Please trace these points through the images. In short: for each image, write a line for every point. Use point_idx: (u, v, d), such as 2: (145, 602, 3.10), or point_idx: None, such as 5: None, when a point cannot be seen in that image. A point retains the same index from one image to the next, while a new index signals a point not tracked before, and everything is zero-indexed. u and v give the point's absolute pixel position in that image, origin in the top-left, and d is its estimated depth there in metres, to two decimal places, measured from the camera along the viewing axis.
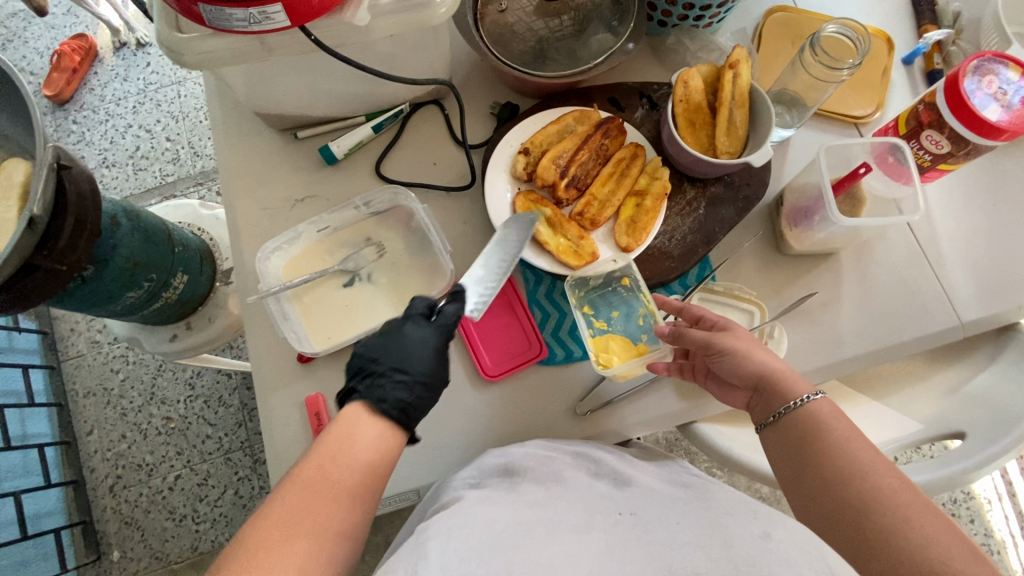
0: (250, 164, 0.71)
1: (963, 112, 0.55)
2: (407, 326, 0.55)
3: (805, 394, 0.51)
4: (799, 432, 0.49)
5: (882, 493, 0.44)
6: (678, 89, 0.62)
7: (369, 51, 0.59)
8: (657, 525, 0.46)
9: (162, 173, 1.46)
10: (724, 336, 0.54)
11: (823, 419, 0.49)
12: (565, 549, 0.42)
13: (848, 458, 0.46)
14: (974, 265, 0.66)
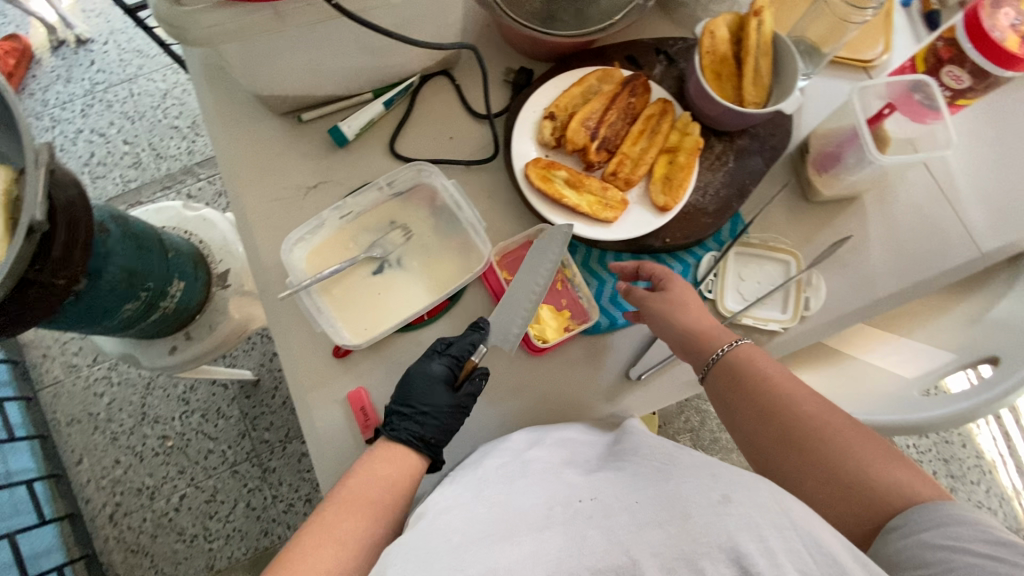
0: (254, 154, 0.66)
1: (986, 45, 0.56)
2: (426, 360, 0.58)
3: (728, 341, 0.56)
4: (727, 380, 0.54)
5: (808, 421, 0.50)
6: (705, 40, 0.60)
7: (383, 18, 0.55)
8: (614, 504, 0.45)
9: (124, 181, 1.35)
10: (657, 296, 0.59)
11: (747, 359, 0.54)
12: (517, 553, 0.40)
13: (779, 397, 0.52)
14: (990, 196, 0.69)
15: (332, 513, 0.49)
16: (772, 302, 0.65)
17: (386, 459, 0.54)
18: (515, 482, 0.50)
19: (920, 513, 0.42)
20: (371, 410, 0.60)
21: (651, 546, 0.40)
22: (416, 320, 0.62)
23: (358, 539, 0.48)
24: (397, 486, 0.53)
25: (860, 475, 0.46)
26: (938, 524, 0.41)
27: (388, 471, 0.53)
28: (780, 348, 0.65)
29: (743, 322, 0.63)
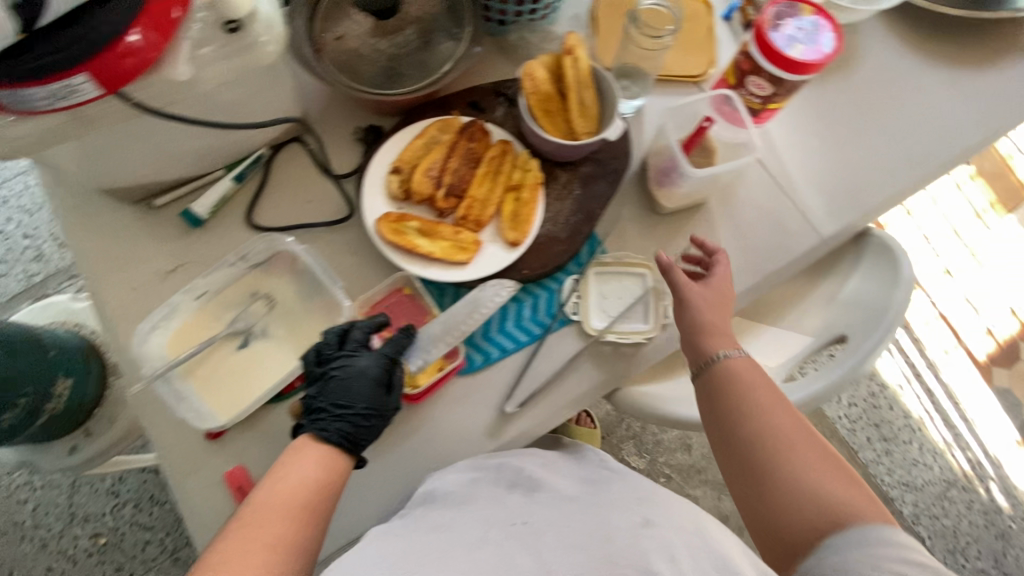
0: (109, 246, 0.66)
1: (774, 57, 0.60)
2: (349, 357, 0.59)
3: (724, 349, 0.63)
4: (721, 376, 0.62)
5: (784, 437, 0.59)
6: (526, 83, 0.64)
7: (204, 105, 0.57)
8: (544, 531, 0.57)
9: (26, 277, 1.31)
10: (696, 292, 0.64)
11: (737, 373, 0.62)
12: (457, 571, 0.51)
13: (761, 415, 0.61)
14: (822, 186, 0.74)
15: (253, 514, 0.50)
16: (635, 315, 0.68)
17: (309, 454, 0.54)
18: (456, 506, 0.58)
19: (853, 530, 0.52)
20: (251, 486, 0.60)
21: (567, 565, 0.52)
22: (288, 387, 0.62)
23: (290, 537, 0.49)
24: (315, 481, 0.53)
25: (822, 493, 0.55)
26: (871, 542, 0.51)
27: (311, 467, 0.54)
28: (649, 358, 0.67)
29: (608, 338, 0.66)
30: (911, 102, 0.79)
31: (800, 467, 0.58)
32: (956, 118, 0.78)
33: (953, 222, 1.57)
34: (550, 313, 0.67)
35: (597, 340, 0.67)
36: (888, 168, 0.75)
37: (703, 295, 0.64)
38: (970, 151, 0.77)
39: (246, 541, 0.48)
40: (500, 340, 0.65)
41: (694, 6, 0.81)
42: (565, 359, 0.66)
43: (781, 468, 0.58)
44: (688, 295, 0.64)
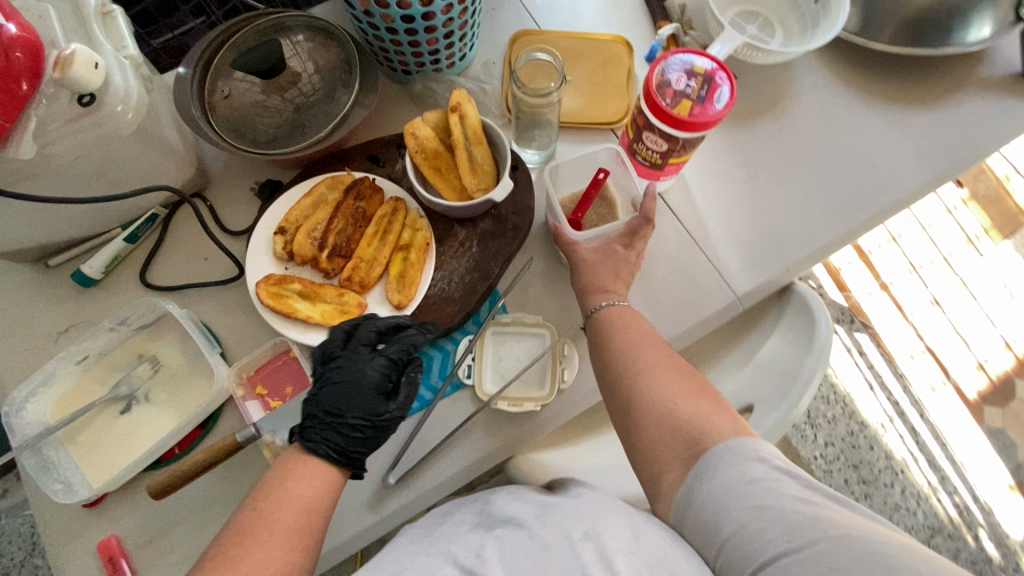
0: (1, 306, 0.66)
1: (665, 116, 0.57)
2: (370, 358, 0.57)
3: (608, 297, 0.61)
4: (594, 337, 0.59)
5: (658, 360, 0.55)
6: (409, 142, 0.62)
7: (74, 171, 0.56)
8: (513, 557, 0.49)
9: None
10: (592, 252, 0.63)
11: (620, 311, 0.60)
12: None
13: (631, 326, 0.58)
14: (740, 239, 0.70)
15: (234, 550, 0.44)
16: (532, 379, 0.65)
17: (298, 475, 0.50)
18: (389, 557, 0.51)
19: (716, 450, 0.49)
20: (121, 559, 0.58)
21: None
22: (166, 454, 0.61)
23: (283, 563, 0.45)
24: (311, 508, 0.49)
25: (680, 412, 0.51)
26: (737, 466, 0.47)
27: (311, 487, 0.50)
28: (545, 424, 0.64)
29: (498, 405, 0.63)
30: (843, 147, 0.75)
31: (666, 372, 0.55)
32: (891, 163, 0.74)
33: (943, 249, 1.49)
34: (443, 377, 0.65)
35: (489, 406, 0.64)
36: (813, 219, 0.71)
37: (598, 253, 0.63)
38: (906, 199, 0.73)
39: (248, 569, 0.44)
40: None
41: (614, 48, 0.78)
42: (455, 426, 0.63)
43: (640, 368, 0.55)
44: (582, 257, 0.63)
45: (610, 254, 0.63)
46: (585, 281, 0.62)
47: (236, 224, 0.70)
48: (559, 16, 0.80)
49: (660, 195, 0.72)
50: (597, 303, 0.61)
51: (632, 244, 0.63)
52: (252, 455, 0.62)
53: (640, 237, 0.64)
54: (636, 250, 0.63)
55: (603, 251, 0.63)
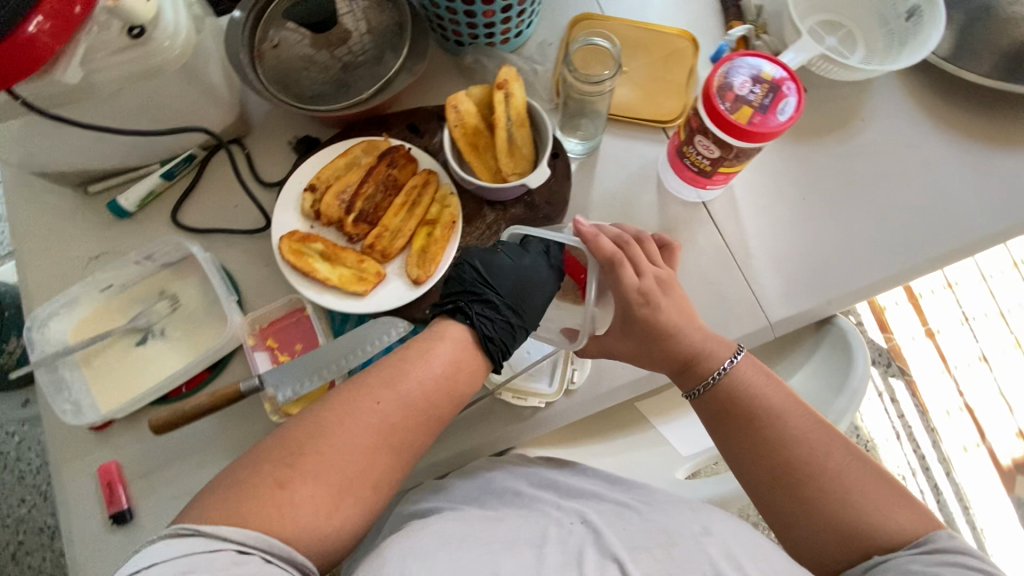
0: (41, 225, 0.68)
1: (722, 121, 0.53)
2: (522, 257, 0.60)
3: (727, 360, 0.56)
4: (725, 400, 0.55)
5: (795, 433, 0.52)
6: (449, 115, 0.60)
7: (118, 103, 0.57)
8: (606, 533, 0.53)
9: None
10: (626, 342, 0.58)
11: (743, 381, 0.55)
12: (522, 561, 0.48)
13: (757, 396, 0.54)
14: (782, 264, 0.66)
15: (365, 392, 0.50)
16: (539, 374, 0.63)
17: (449, 344, 0.54)
18: (475, 514, 0.55)
19: (901, 547, 0.47)
20: (119, 484, 0.60)
21: (640, 563, 0.48)
22: (173, 391, 0.62)
23: (375, 464, 0.48)
24: (438, 380, 0.52)
25: (863, 515, 0.48)
26: (936, 554, 0.45)
27: (451, 353, 0.54)
28: (546, 423, 0.63)
29: (502, 396, 0.62)
30: (912, 180, 0.69)
31: (804, 449, 0.51)
32: (963, 204, 0.68)
33: (1002, 303, 1.39)
34: None
35: (492, 396, 0.62)
36: (867, 253, 0.66)
37: (632, 341, 0.58)
38: (974, 245, 0.67)
39: (362, 418, 0.48)
40: None
41: (679, 44, 0.73)
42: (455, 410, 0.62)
43: (775, 449, 0.52)
44: (620, 353, 0.59)
45: (642, 337, 0.57)
46: (664, 366, 0.58)
47: (270, 175, 0.70)
48: (625, 4, 0.76)
49: (704, 204, 0.68)
50: (723, 359, 0.56)
51: (644, 303, 0.56)
52: (253, 405, 0.62)
53: (645, 294, 0.56)
54: (657, 313, 0.56)
55: (629, 333, 0.58)
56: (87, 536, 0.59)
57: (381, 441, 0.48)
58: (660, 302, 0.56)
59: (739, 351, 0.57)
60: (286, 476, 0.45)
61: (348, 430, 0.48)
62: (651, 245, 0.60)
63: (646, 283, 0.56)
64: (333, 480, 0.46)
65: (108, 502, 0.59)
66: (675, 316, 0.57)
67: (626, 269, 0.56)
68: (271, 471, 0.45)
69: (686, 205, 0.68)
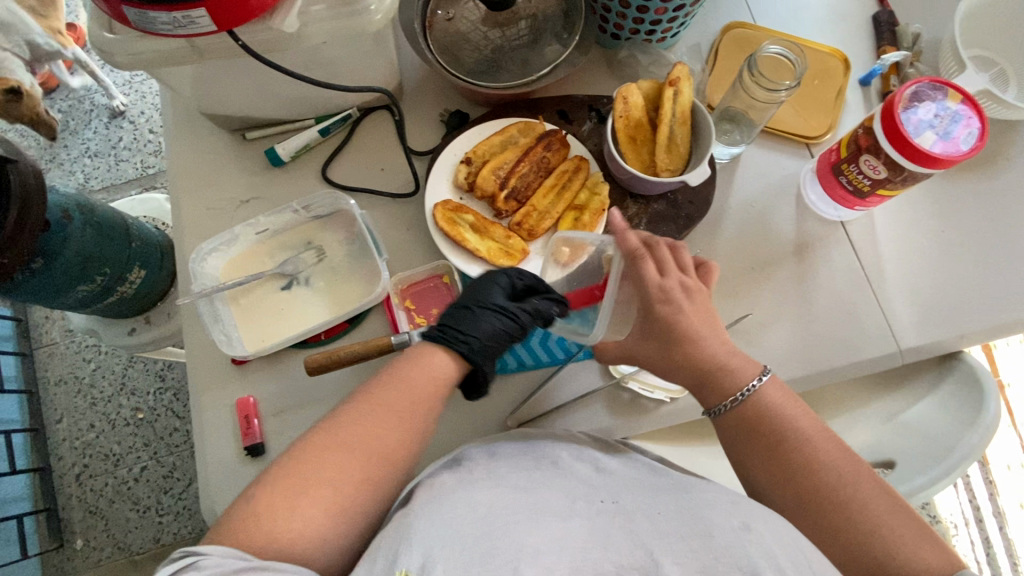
0: (197, 164, 0.70)
1: (900, 143, 0.54)
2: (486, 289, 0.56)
3: (754, 380, 0.52)
4: (750, 419, 0.51)
5: (817, 461, 0.48)
6: (618, 105, 0.62)
7: (307, 57, 0.59)
8: (638, 515, 0.46)
9: (86, 177, 1.30)
10: (648, 343, 0.53)
11: (769, 405, 0.51)
12: (546, 537, 0.42)
13: (781, 420, 0.50)
14: (916, 292, 0.66)
15: (335, 425, 0.47)
16: None
17: (442, 357, 0.51)
18: (511, 480, 0.49)
19: None
20: (255, 419, 0.62)
21: (674, 554, 0.42)
22: (313, 337, 0.64)
23: (354, 483, 0.45)
24: (428, 391, 0.50)
25: (890, 552, 0.45)
26: None
27: (443, 369, 0.51)
28: (667, 418, 0.64)
29: (628, 385, 0.63)
30: None
31: (828, 476, 0.48)
32: None
33: None
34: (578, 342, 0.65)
35: (618, 385, 0.63)
36: (1002, 292, 0.66)
37: (653, 343, 0.53)
38: None
39: (337, 447, 0.46)
40: (519, 352, 0.64)
41: (830, 62, 0.74)
42: (580, 393, 0.64)
43: (799, 477, 0.48)
44: (642, 357, 0.53)
45: (665, 337, 0.52)
46: (687, 380, 0.53)
47: (417, 144, 0.72)
48: (778, 17, 0.76)
49: (842, 224, 0.68)
50: (750, 379, 0.52)
51: (666, 300, 0.52)
52: (387, 362, 0.64)
53: (666, 291, 0.51)
54: (676, 313, 0.51)
55: (650, 335, 0.53)
56: (219, 465, 0.62)
57: (371, 457, 0.46)
58: (681, 304, 0.52)
59: (764, 372, 0.52)
60: (278, 504, 0.42)
61: (337, 447, 0.46)
62: (687, 254, 0.54)
63: (669, 281, 0.52)
64: (329, 494, 0.44)
65: (245, 434, 0.61)
66: (699, 319, 0.52)
67: (648, 262, 0.52)
68: (258, 502, 0.43)
69: (824, 223, 0.69)
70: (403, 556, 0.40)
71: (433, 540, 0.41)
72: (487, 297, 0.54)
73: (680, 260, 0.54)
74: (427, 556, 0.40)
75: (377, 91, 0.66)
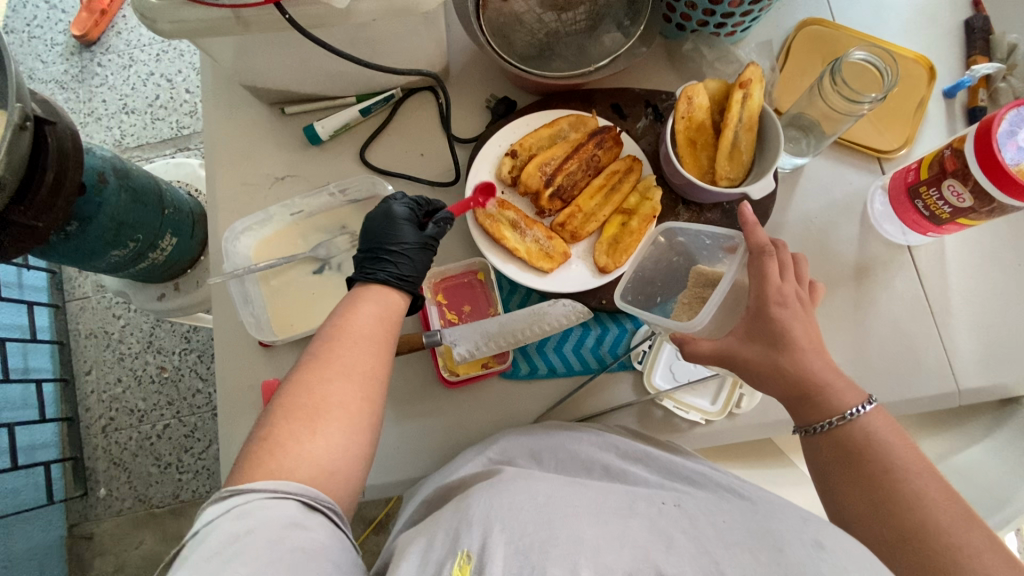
0: (235, 136, 0.68)
1: (995, 173, 0.49)
2: (402, 221, 0.55)
3: (854, 408, 0.46)
4: (845, 449, 0.45)
5: (923, 501, 0.41)
6: (681, 105, 0.57)
7: (354, 35, 0.55)
8: (701, 521, 0.39)
9: (122, 134, 1.30)
10: (753, 345, 0.48)
11: (872, 434, 0.45)
12: (606, 533, 0.37)
13: (884, 452, 0.44)
14: (983, 330, 0.61)
15: (321, 367, 0.42)
16: (703, 389, 0.61)
17: (368, 300, 0.49)
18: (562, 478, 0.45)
19: None
20: None
21: (740, 564, 0.35)
22: None
23: (366, 411, 0.43)
24: (389, 321, 0.49)
25: None
26: None
27: (382, 310, 0.49)
28: (702, 439, 0.61)
29: (663, 402, 0.60)
30: None
31: (934, 522, 0.40)
32: None
33: None
34: (613, 353, 0.62)
35: (652, 401, 0.61)
36: None
37: (758, 346, 0.47)
38: None
39: (340, 384, 0.42)
40: (550, 358, 0.61)
41: (914, 69, 0.67)
42: (612, 405, 0.61)
43: (894, 515, 0.41)
44: (743, 360, 0.48)
45: (772, 341, 0.47)
46: (775, 392, 0.48)
47: (461, 129, 0.69)
48: (860, 16, 0.70)
49: (910, 249, 0.64)
50: (850, 405, 0.46)
51: (783, 303, 0.47)
52: (416, 357, 0.62)
53: (785, 295, 0.48)
54: (792, 318, 0.47)
55: (756, 336, 0.48)
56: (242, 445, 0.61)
57: (368, 389, 0.43)
58: (797, 309, 0.48)
59: (868, 401, 0.47)
60: (290, 437, 0.39)
61: (337, 379, 0.42)
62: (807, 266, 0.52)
63: (788, 286, 0.48)
64: (338, 441, 0.40)
65: None
66: (808, 333, 0.48)
67: (774, 261, 0.49)
68: (272, 437, 0.39)
69: (889, 246, 0.64)
70: (465, 536, 0.38)
71: (492, 519, 0.39)
72: (401, 238, 0.54)
73: (798, 272, 0.52)
74: (486, 536, 0.37)
75: (423, 74, 0.64)
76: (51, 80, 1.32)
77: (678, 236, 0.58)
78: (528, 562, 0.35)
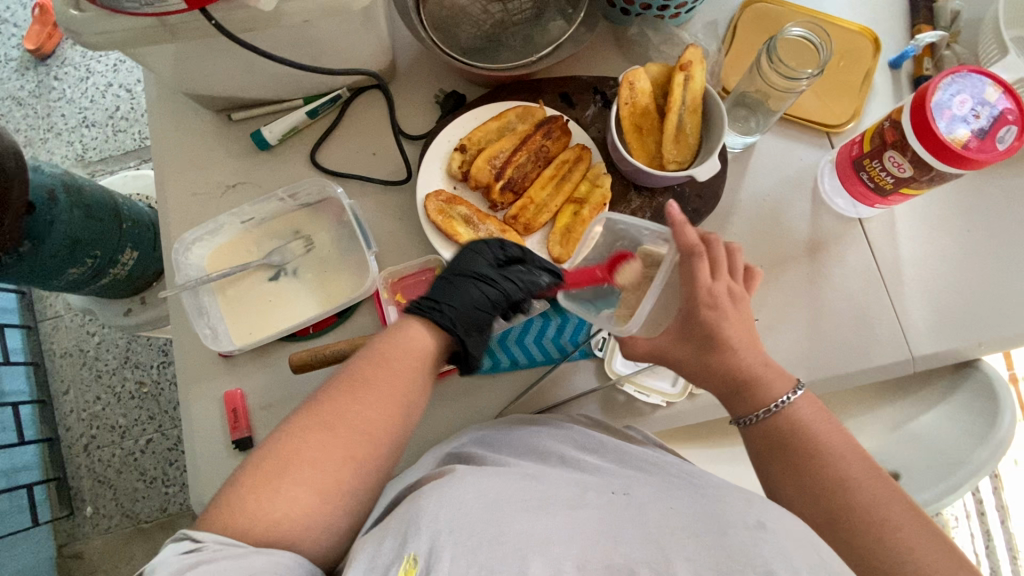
0: (183, 146, 0.67)
1: (930, 143, 0.50)
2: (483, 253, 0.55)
3: (783, 397, 0.48)
4: (778, 437, 0.47)
5: (847, 483, 0.44)
6: (623, 91, 0.57)
7: (289, 38, 0.55)
8: (649, 509, 0.40)
9: (84, 148, 1.28)
10: (682, 345, 0.49)
11: (800, 423, 0.47)
12: (554, 527, 0.38)
13: (812, 439, 0.46)
14: (935, 298, 0.62)
15: (323, 410, 0.45)
16: (663, 372, 0.61)
17: (407, 334, 0.50)
18: (517, 469, 0.45)
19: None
20: (243, 412, 0.60)
21: (685, 551, 0.36)
22: (303, 330, 0.62)
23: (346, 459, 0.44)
24: (413, 365, 0.49)
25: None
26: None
27: (423, 344, 0.50)
28: (663, 421, 0.62)
29: (624, 387, 0.61)
30: None
31: (859, 501, 0.43)
32: None
33: None
34: (574, 341, 0.62)
35: (614, 386, 0.61)
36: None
37: (689, 346, 0.49)
38: None
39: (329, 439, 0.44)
40: (512, 350, 0.61)
41: (859, 42, 0.68)
42: (575, 393, 0.62)
43: (827, 499, 0.44)
44: (673, 359, 0.50)
45: (703, 342, 0.49)
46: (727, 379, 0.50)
47: (411, 126, 0.68)
48: None
49: (860, 221, 0.64)
50: (779, 394, 0.48)
51: (713, 304, 0.48)
52: None
53: (715, 295, 0.48)
54: (720, 319, 0.48)
55: (687, 337, 0.49)
56: (208, 456, 0.60)
57: (356, 444, 0.44)
58: (726, 309, 0.48)
59: (795, 387, 0.49)
60: (258, 485, 0.41)
61: (323, 431, 0.44)
62: (741, 257, 0.51)
63: (718, 285, 0.48)
64: (304, 493, 0.42)
65: (233, 427, 0.60)
66: (738, 327, 0.49)
67: (702, 262, 0.47)
68: (243, 481, 0.42)
69: (841, 220, 0.64)
70: (412, 539, 0.38)
71: (441, 520, 0.39)
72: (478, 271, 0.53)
73: (731, 263, 0.51)
74: (434, 539, 0.37)
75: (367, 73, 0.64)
76: (7, 96, 1.29)
77: (618, 226, 0.52)
78: (476, 563, 0.36)
